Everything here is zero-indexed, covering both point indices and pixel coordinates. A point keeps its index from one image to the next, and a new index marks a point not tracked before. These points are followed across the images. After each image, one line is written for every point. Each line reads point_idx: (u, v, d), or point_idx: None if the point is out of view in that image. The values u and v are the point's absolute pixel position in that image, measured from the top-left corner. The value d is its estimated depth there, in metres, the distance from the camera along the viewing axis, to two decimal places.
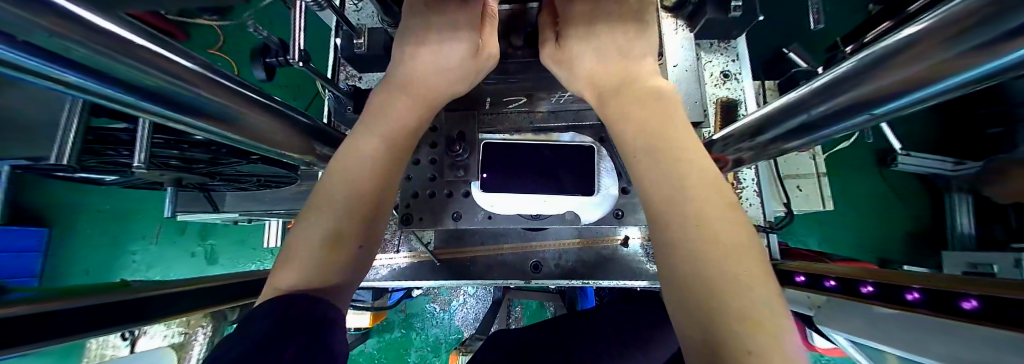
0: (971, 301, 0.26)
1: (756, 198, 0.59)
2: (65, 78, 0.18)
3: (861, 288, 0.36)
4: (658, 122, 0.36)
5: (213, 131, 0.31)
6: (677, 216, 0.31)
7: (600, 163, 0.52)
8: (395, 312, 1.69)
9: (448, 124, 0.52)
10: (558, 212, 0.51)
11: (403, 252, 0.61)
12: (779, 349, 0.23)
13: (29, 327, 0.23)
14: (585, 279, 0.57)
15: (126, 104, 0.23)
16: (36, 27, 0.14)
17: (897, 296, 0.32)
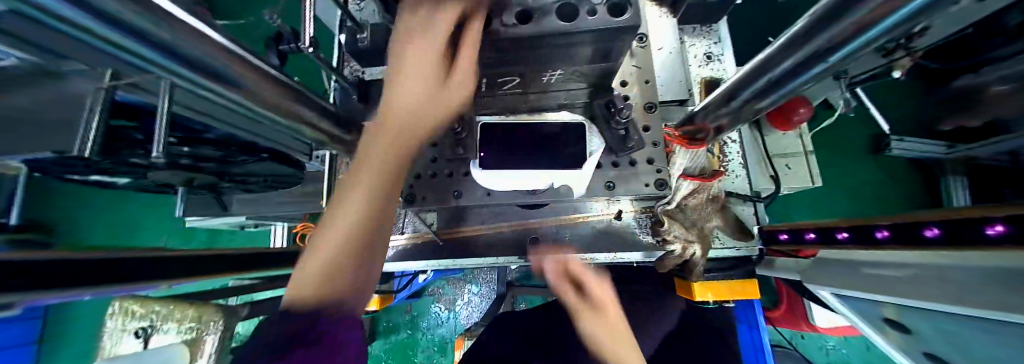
0: (996, 226, 0.27)
1: (742, 169, 0.62)
2: (138, 50, 0.22)
3: (877, 233, 0.39)
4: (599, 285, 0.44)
5: (230, 96, 0.34)
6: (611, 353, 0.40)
7: (591, 139, 0.55)
8: (401, 313, 1.71)
9: None
10: (552, 186, 0.54)
11: (409, 232, 0.65)
12: None
13: (47, 274, 0.27)
14: (583, 252, 0.59)
15: (168, 71, 0.27)
16: (127, 12, 0.18)
17: (917, 237, 0.34)
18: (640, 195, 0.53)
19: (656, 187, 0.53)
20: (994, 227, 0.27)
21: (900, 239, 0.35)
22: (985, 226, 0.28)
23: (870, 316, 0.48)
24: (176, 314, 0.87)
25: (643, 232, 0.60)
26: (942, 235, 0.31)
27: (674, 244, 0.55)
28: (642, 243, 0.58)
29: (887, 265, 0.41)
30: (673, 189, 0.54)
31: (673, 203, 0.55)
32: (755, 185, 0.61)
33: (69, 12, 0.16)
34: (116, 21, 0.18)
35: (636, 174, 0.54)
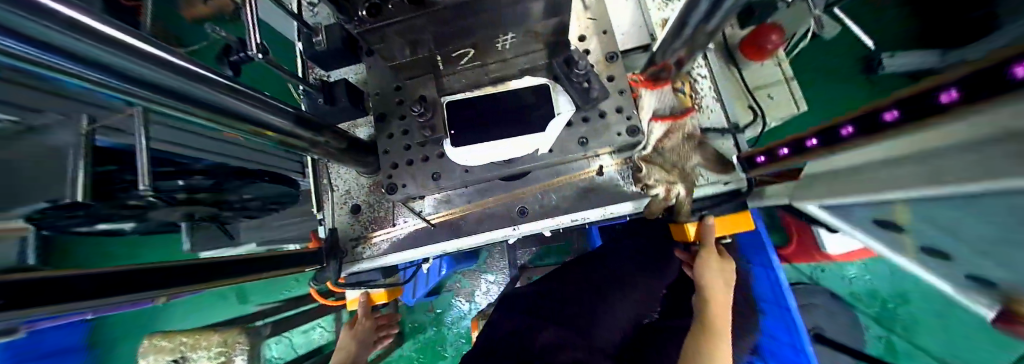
0: (950, 91, 0.23)
1: (717, 105, 0.61)
2: (83, 73, 0.22)
3: (841, 130, 0.36)
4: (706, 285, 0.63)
5: (210, 118, 0.36)
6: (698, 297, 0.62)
7: (557, 98, 0.55)
8: (424, 312, 1.75)
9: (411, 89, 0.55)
10: (526, 153, 0.54)
11: (402, 222, 0.65)
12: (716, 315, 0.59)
13: (61, 290, 0.26)
14: (571, 213, 0.60)
15: (123, 92, 0.27)
16: (55, 32, 0.18)
17: (877, 120, 0.31)
18: (614, 145, 0.53)
19: (628, 135, 0.53)
20: (948, 93, 0.23)
21: (837, 144, 0.36)
22: (938, 92, 0.24)
23: (858, 220, 0.49)
24: (204, 342, 0.90)
25: (628, 183, 0.60)
26: (860, 132, 0.33)
27: (656, 188, 0.55)
28: (628, 194, 0.59)
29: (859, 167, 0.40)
30: (646, 134, 0.54)
31: (649, 148, 0.55)
32: (731, 117, 0.60)
33: (5, 43, 0.17)
34: (57, 50, 0.19)
35: (606, 125, 0.54)
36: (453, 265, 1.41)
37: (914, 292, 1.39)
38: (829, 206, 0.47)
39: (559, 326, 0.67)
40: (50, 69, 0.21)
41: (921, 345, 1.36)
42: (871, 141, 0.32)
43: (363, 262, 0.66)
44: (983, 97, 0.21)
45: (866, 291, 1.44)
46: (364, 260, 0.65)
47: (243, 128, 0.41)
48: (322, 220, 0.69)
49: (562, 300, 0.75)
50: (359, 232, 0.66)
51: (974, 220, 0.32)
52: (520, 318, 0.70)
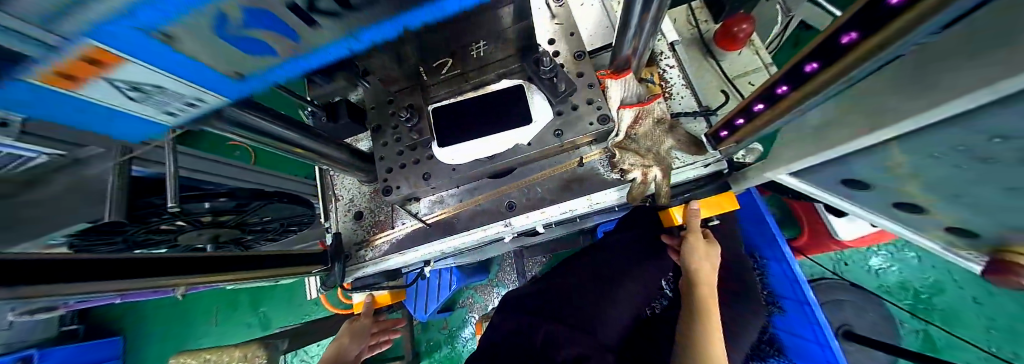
0: (849, 34, 0.27)
1: (686, 91, 0.64)
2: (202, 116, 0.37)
3: (779, 91, 0.39)
4: (703, 278, 0.60)
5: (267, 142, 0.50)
6: (692, 286, 0.61)
7: (532, 96, 0.60)
8: (438, 329, 1.73)
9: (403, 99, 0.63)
10: (506, 147, 0.59)
11: (404, 223, 0.70)
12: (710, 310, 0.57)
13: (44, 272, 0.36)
14: (558, 204, 0.63)
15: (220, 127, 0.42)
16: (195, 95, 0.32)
17: (803, 73, 0.34)
18: (587, 132, 0.57)
19: (599, 123, 0.57)
20: (848, 35, 0.27)
21: (775, 101, 0.40)
22: (840, 36, 0.28)
23: (829, 184, 0.50)
24: (226, 358, 0.95)
25: (608, 171, 0.63)
26: (795, 90, 0.36)
27: (633, 172, 0.59)
28: (609, 181, 0.62)
29: (813, 127, 0.42)
30: (616, 122, 0.58)
31: (621, 135, 0.59)
32: (701, 100, 0.64)
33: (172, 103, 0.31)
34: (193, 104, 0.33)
35: (578, 116, 0.58)
36: (462, 278, 1.43)
37: (947, 280, 1.30)
38: (797, 172, 0.49)
39: (564, 326, 0.64)
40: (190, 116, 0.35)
41: (965, 338, 1.25)
42: (808, 95, 0.35)
43: (367, 265, 0.70)
44: (875, 32, 0.24)
45: (897, 284, 1.34)
46: (368, 263, 0.70)
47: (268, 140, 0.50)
48: (329, 229, 0.75)
49: (552, 299, 0.70)
50: (362, 236, 0.72)
51: (925, 157, 0.34)
52: (519, 317, 0.66)
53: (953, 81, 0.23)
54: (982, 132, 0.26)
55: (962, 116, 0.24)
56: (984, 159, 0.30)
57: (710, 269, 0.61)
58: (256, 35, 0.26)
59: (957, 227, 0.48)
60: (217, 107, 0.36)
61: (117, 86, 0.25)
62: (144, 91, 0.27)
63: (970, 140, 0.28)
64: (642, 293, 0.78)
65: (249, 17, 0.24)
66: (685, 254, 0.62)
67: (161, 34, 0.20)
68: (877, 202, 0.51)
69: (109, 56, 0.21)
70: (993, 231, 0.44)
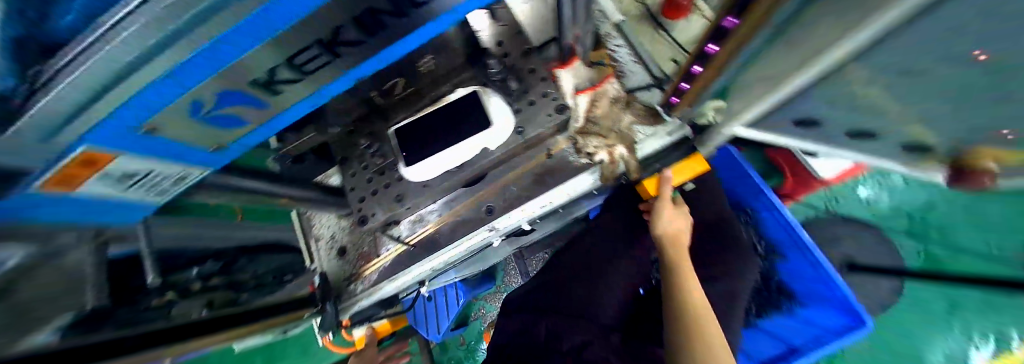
0: None
1: (638, 67, 0.66)
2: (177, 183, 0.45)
3: (709, 48, 0.41)
4: (671, 244, 0.60)
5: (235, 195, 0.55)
6: (667, 252, 0.60)
7: (488, 98, 0.59)
8: (456, 347, 1.71)
9: (361, 126, 0.64)
10: (474, 152, 0.59)
11: (390, 247, 0.69)
12: (686, 274, 0.56)
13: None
14: (534, 199, 0.63)
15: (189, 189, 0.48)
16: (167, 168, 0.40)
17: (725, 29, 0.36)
18: (548, 124, 0.59)
19: (556, 113, 0.59)
20: None
21: (709, 60, 0.43)
22: None
23: (782, 128, 0.51)
24: None
25: (576, 157, 0.63)
26: (726, 47, 0.37)
27: (598, 154, 0.60)
28: (580, 167, 0.62)
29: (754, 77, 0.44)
30: (572, 109, 0.58)
31: (581, 120, 0.59)
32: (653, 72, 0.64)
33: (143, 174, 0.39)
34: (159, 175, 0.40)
35: (535, 111, 0.60)
36: (468, 291, 1.41)
37: (940, 197, 1.32)
38: (750, 123, 0.49)
39: (563, 315, 0.64)
40: (165, 182, 0.43)
41: (966, 247, 1.28)
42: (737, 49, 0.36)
43: (360, 299, 0.70)
44: None
45: (890, 210, 1.33)
46: (360, 296, 0.69)
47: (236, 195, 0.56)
48: (316, 268, 0.74)
49: (551, 296, 0.70)
50: (349, 271, 0.71)
51: (858, 87, 0.35)
52: (522, 317, 0.68)
53: None
54: (890, 62, 0.27)
55: (859, 57, 0.25)
56: (905, 80, 0.31)
57: (676, 232, 0.61)
58: (224, 113, 0.36)
59: (912, 144, 0.49)
60: (202, 179, 0.47)
61: (114, 176, 0.37)
62: (137, 176, 0.39)
63: (882, 69, 0.29)
64: (638, 269, 0.77)
65: (222, 101, 0.34)
66: (652, 222, 0.62)
67: (145, 129, 0.31)
68: (833, 134, 0.52)
69: (102, 154, 0.31)
70: (943, 142, 0.45)
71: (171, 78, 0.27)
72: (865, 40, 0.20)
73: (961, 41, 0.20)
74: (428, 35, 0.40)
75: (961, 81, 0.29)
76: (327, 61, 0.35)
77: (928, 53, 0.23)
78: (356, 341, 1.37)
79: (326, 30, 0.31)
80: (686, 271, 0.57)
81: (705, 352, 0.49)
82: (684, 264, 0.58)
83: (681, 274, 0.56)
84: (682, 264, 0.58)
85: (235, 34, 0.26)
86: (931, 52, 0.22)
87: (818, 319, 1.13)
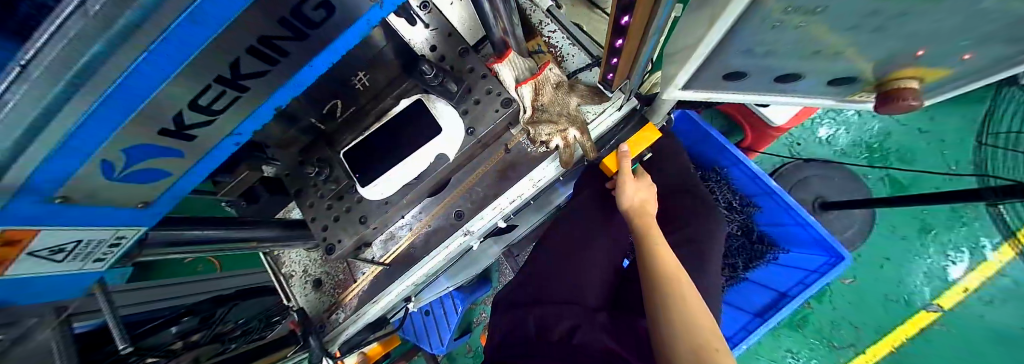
0: None
1: (575, 49, 0.67)
2: (119, 245, 0.42)
3: (622, 21, 0.42)
4: (639, 213, 0.62)
5: (193, 247, 0.53)
6: (637, 220, 0.62)
7: (434, 105, 0.59)
8: (465, 357, 1.70)
9: (308, 155, 0.65)
10: (433, 159, 0.59)
11: (365, 272, 0.71)
12: (657, 238, 0.58)
13: None
14: (504, 195, 0.62)
15: (136, 249, 0.46)
16: (97, 233, 0.38)
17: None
18: (497, 120, 0.59)
19: (503, 108, 0.59)
20: None
21: (626, 32, 0.44)
22: None
23: (715, 84, 0.52)
24: None
25: (533, 147, 0.64)
26: (636, 16, 0.38)
27: (553, 140, 0.60)
28: (539, 156, 0.63)
29: (675, 42, 0.45)
30: (518, 100, 0.59)
31: (529, 109, 0.60)
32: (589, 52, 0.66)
33: (70, 244, 0.37)
34: (87, 242, 0.38)
35: (483, 109, 0.60)
36: (465, 298, 1.40)
37: (892, 124, 1.40)
38: (687, 84, 0.49)
39: (551, 304, 0.65)
40: (108, 247, 0.41)
41: (924, 168, 1.37)
42: (644, 19, 0.37)
43: (345, 327, 0.71)
44: None
45: (849, 145, 1.41)
46: (343, 324, 0.71)
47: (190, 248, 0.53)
48: (294, 306, 0.75)
49: (541, 289, 0.70)
50: (328, 302, 0.73)
51: (765, 35, 0.37)
52: (514, 313, 0.67)
53: None
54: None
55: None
56: (816, 11, 0.32)
57: (641, 201, 0.63)
58: (142, 168, 0.34)
59: (842, 76, 0.51)
60: (141, 238, 0.44)
61: (41, 251, 0.35)
62: (66, 249, 0.37)
63: (792, 5, 0.29)
64: (615, 246, 0.78)
65: (132, 158, 0.32)
66: (617, 194, 0.64)
67: (59, 199, 0.30)
68: (763, 83, 0.54)
69: (23, 231, 0.31)
70: (866, 68, 0.48)
71: (66, 148, 0.26)
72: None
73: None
74: (342, 49, 0.40)
75: (862, 3, 0.30)
76: (235, 97, 0.34)
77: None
78: None
79: (224, 66, 0.30)
80: (656, 236, 0.59)
81: (682, 312, 0.47)
82: (654, 229, 0.60)
83: (653, 238, 0.58)
84: (652, 230, 0.59)
85: (122, 95, 0.25)
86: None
87: (801, 263, 1.16)
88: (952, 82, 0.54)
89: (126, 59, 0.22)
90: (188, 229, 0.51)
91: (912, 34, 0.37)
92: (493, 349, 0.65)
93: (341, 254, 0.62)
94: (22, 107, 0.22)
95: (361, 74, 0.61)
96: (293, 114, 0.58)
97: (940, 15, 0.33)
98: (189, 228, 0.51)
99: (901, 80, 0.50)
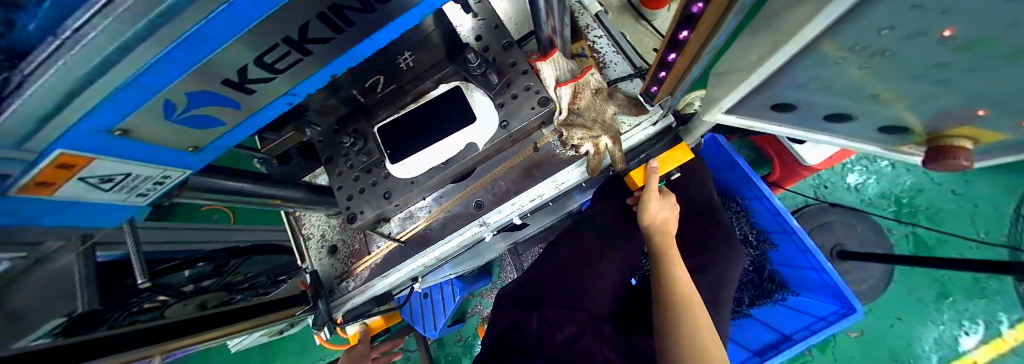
0: None
1: (618, 57, 0.67)
2: (163, 185, 0.44)
3: (680, 35, 0.41)
4: (660, 229, 0.62)
5: (229, 196, 0.56)
6: (659, 236, 0.61)
7: (472, 95, 0.61)
8: (454, 344, 1.72)
9: (343, 124, 0.66)
10: (462, 147, 0.59)
11: (380, 245, 0.73)
12: (674, 257, 0.58)
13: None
14: (524, 192, 0.63)
15: (174, 193, 0.47)
16: (148, 170, 0.40)
17: (688, 12, 0.36)
18: (531, 117, 0.58)
19: (540, 106, 0.58)
20: None
21: (681, 47, 0.43)
22: None
23: (759, 112, 0.51)
24: None
25: (563, 149, 0.64)
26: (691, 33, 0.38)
27: (584, 145, 0.59)
28: (567, 159, 0.63)
29: (725, 66, 0.44)
30: (556, 99, 0.59)
31: (564, 111, 0.61)
32: (632, 62, 0.66)
33: (118, 176, 0.38)
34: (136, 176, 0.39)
35: (519, 104, 0.60)
36: (464, 288, 1.42)
37: (926, 181, 1.34)
38: (730, 109, 0.49)
39: (553, 308, 0.64)
40: (152, 186, 0.43)
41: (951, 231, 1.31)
42: (704, 31, 0.36)
43: (353, 296, 0.74)
44: None
45: (878, 195, 1.36)
46: (352, 292, 0.73)
47: (218, 197, 0.55)
48: (308, 268, 0.78)
49: (543, 292, 0.69)
50: (341, 269, 0.75)
51: (821, 71, 0.36)
52: (515, 311, 0.67)
53: None
54: (864, 37, 0.27)
55: (837, 29, 0.24)
56: (882, 54, 0.31)
57: (665, 218, 0.63)
58: (199, 114, 0.36)
59: (891, 123, 0.49)
60: (183, 180, 0.46)
61: (91, 180, 0.36)
62: (114, 180, 0.38)
63: (859, 44, 0.28)
64: (626, 259, 0.78)
65: (193, 103, 0.34)
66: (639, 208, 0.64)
67: (118, 131, 0.31)
68: (812, 119, 0.52)
69: (81, 158, 0.32)
70: (919, 119, 0.46)
71: (135, 82, 0.27)
72: (847, 4, 0.19)
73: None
74: (401, 27, 0.41)
75: (932, 52, 0.29)
76: (297, 59, 0.36)
77: (910, 16, 0.22)
78: (352, 337, 1.45)
79: (293, 29, 0.31)
80: (674, 254, 0.58)
81: (685, 325, 0.48)
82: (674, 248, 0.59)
83: (672, 257, 0.58)
84: (670, 250, 0.59)
85: (198, 38, 0.26)
86: (911, 11, 0.21)
87: (811, 309, 1.13)
88: (1006, 147, 0.51)
89: (210, 6, 0.23)
90: (222, 179, 0.53)
91: (976, 92, 0.35)
92: (490, 340, 0.66)
93: (360, 225, 0.63)
94: (101, 41, 0.23)
95: (408, 54, 0.63)
96: (337, 85, 0.60)
97: (1014, 76, 0.32)
98: (222, 178, 0.53)
99: (953, 137, 0.48)
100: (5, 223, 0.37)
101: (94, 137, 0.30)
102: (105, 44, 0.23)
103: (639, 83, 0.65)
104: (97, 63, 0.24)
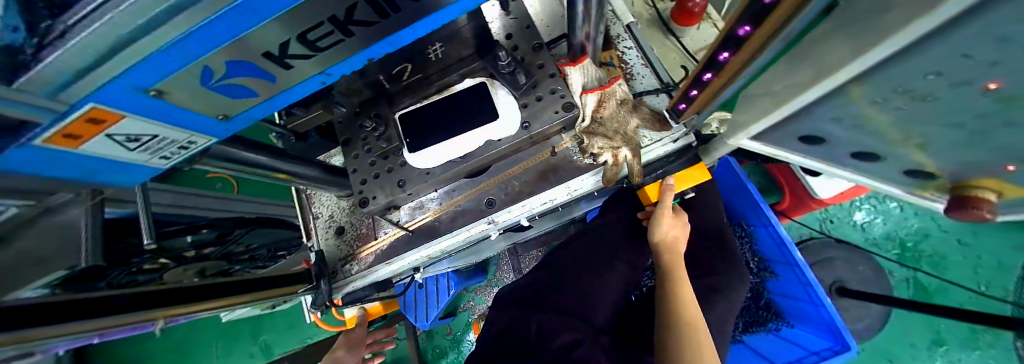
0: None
1: (646, 70, 0.66)
2: (185, 150, 0.44)
3: (720, 56, 0.41)
4: (670, 247, 0.62)
5: (246, 166, 0.56)
6: (668, 253, 0.61)
7: (496, 92, 0.59)
8: (443, 336, 1.71)
9: (365, 107, 0.66)
10: (480, 144, 0.59)
11: (387, 231, 0.73)
12: (683, 277, 0.58)
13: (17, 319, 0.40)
14: (537, 195, 0.63)
15: (195, 158, 0.47)
16: (175, 133, 0.39)
17: (732, 34, 0.36)
18: (554, 121, 0.58)
19: (564, 111, 0.58)
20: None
21: (719, 68, 0.42)
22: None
23: (784, 141, 0.50)
24: None
25: (580, 156, 0.63)
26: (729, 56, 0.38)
27: (603, 155, 0.59)
28: (584, 167, 0.62)
29: (756, 92, 0.44)
30: (581, 106, 0.59)
31: (587, 119, 0.61)
32: (660, 76, 0.65)
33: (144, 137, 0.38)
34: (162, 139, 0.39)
35: (543, 106, 0.59)
36: (460, 282, 1.42)
37: (934, 228, 1.33)
38: (756, 135, 0.48)
39: (553, 313, 0.64)
40: (175, 150, 0.43)
41: (954, 280, 1.30)
42: (744, 55, 0.36)
43: (354, 278, 0.74)
44: None
45: (884, 236, 1.35)
46: (353, 275, 0.73)
47: (235, 166, 0.55)
48: (313, 246, 0.79)
49: (543, 296, 0.70)
50: (345, 251, 0.76)
51: (854, 108, 0.35)
52: (513, 311, 0.67)
53: (848, 28, 0.24)
54: (907, 80, 0.26)
55: (882, 70, 0.24)
56: (923, 98, 0.30)
57: (675, 236, 0.63)
58: (233, 83, 0.36)
59: (915, 167, 0.48)
60: (206, 147, 0.46)
61: (118, 138, 0.36)
62: (141, 140, 0.38)
63: (901, 86, 0.28)
64: (628, 272, 0.78)
65: (230, 71, 0.34)
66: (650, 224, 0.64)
67: (153, 92, 0.31)
68: (837, 154, 0.52)
69: (113, 115, 0.32)
70: (945, 166, 0.45)
71: (178, 46, 0.27)
72: (898, 47, 0.19)
73: (997, 49, 0.18)
74: (441, 18, 0.41)
75: (974, 102, 0.29)
76: (338, 39, 0.36)
77: (960, 66, 0.22)
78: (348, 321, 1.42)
79: (339, 9, 0.31)
80: (682, 274, 0.58)
81: (689, 344, 0.48)
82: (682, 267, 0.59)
83: (681, 276, 0.58)
84: (678, 268, 0.59)
85: (246, 8, 0.26)
86: (961, 60, 0.21)
87: (804, 342, 1.12)
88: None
89: None
90: (242, 150, 0.53)
91: (1011, 146, 0.35)
92: (485, 337, 0.66)
93: (370, 209, 0.63)
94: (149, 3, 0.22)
95: (439, 45, 0.63)
96: (365, 69, 0.60)
97: None
98: (242, 149, 0.53)
99: (977, 188, 0.48)
100: (29, 172, 0.36)
101: (131, 95, 0.30)
102: (153, 6, 0.23)
103: (664, 98, 0.65)
104: (145, 23, 0.24)
